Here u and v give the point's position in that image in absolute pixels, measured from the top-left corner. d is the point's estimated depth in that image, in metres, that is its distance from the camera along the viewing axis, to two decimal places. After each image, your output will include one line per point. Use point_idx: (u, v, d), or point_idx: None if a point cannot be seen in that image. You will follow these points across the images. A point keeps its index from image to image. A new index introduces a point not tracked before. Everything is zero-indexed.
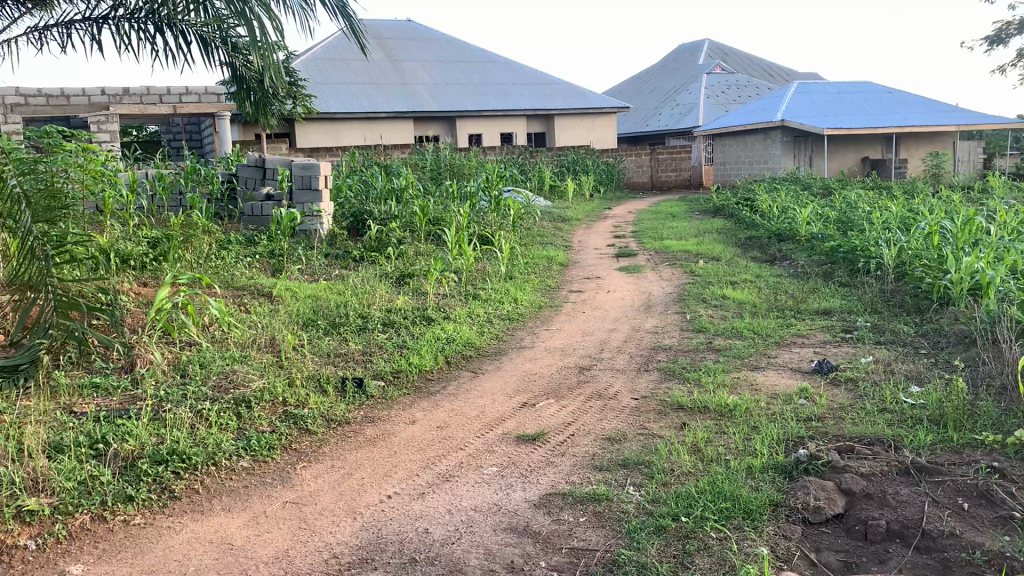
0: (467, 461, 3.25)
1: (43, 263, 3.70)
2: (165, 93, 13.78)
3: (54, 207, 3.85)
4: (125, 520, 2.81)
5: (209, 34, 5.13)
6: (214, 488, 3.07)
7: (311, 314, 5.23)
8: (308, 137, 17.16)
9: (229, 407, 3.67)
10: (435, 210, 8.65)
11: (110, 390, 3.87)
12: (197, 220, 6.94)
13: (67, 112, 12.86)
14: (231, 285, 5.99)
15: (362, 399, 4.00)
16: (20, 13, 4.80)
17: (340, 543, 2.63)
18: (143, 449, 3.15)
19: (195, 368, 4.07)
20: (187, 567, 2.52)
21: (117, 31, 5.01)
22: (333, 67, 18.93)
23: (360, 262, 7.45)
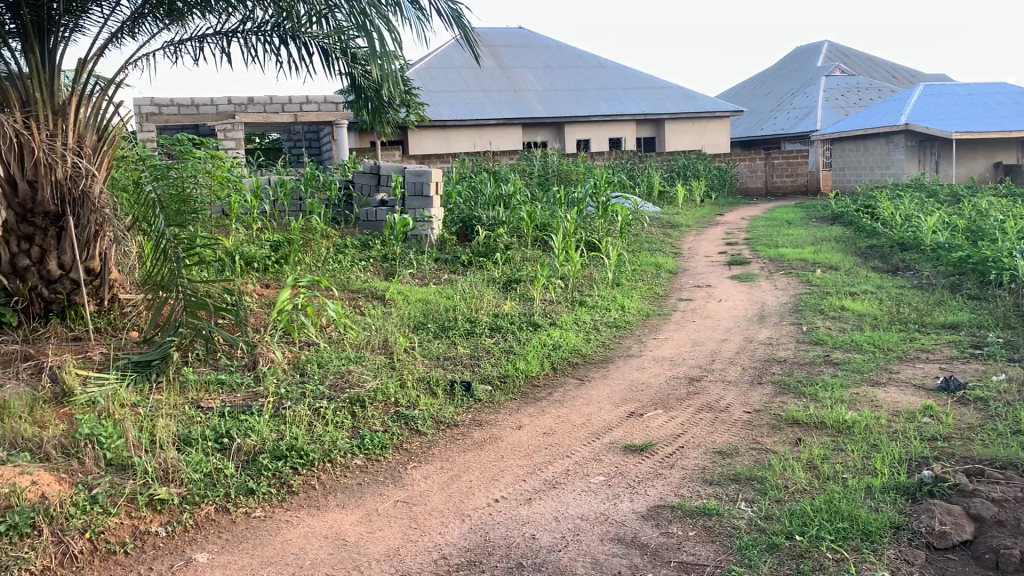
0: (574, 468, 3.25)
1: (174, 264, 3.94)
2: (288, 103, 14.36)
3: (182, 212, 4.12)
4: (246, 512, 2.93)
5: (330, 45, 5.30)
6: (330, 484, 3.17)
7: (422, 317, 5.34)
8: (420, 142, 17.51)
9: (344, 406, 3.79)
10: (543, 216, 8.69)
11: (235, 386, 4.03)
12: (315, 224, 7.22)
13: (196, 121, 13.52)
14: (347, 287, 6.19)
15: (471, 402, 4.06)
16: (158, 28, 5.09)
17: (449, 544, 2.67)
18: (264, 444, 3.30)
19: (313, 368, 4.23)
20: (304, 561, 2.61)
21: (245, 44, 5.25)
22: (445, 76, 19.27)
23: (468, 267, 7.55)
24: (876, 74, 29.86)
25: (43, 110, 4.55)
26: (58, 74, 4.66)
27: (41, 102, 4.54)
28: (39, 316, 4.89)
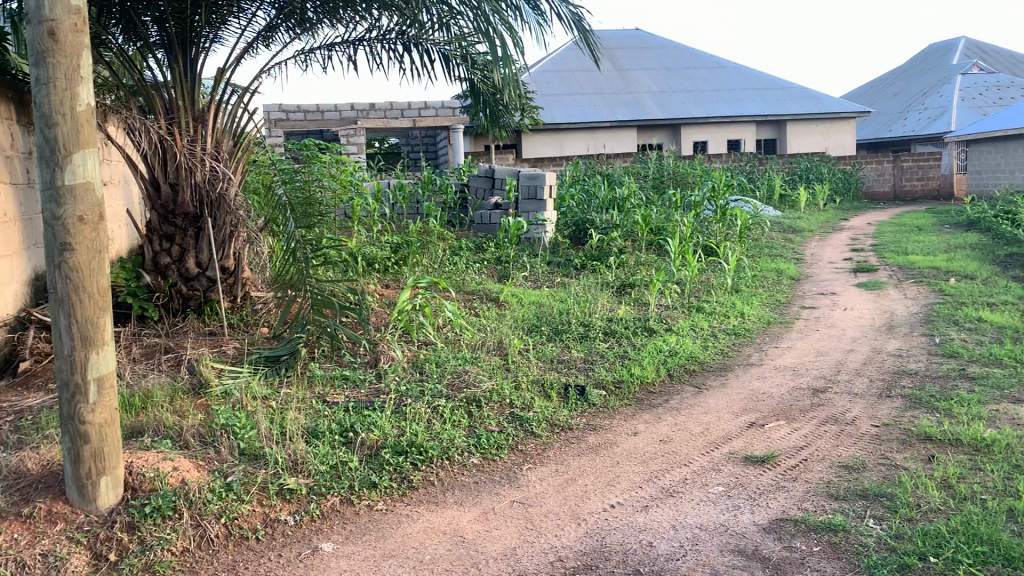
0: (692, 477, 3.20)
1: (303, 265, 4.12)
2: (407, 108, 14.72)
3: (308, 215, 4.30)
4: (369, 505, 3.03)
5: (451, 51, 5.40)
6: (448, 481, 3.23)
7: (536, 320, 5.37)
8: (535, 146, 17.62)
9: (461, 405, 3.86)
10: (658, 220, 8.58)
11: (358, 382, 4.16)
12: (432, 227, 7.38)
13: (321, 127, 14.03)
14: (463, 289, 6.29)
15: (585, 406, 4.06)
16: (290, 37, 5.31)
17: (565, 547, 2.68)
18: (386, 439, 3.40)
19: (432, 367, 4.32)
20: (424, 555, 2.68)
21: (371, 52, 5.41)
22: (561, 79, 19.29)
23: (582, 270, 7.54)
24: (1019, 71, 28.07)
25: (184, 117, 4.84)
26: (198, 83, 4.94)
27: (183, 110, 4.83)
28: (178, 311, 5.20)
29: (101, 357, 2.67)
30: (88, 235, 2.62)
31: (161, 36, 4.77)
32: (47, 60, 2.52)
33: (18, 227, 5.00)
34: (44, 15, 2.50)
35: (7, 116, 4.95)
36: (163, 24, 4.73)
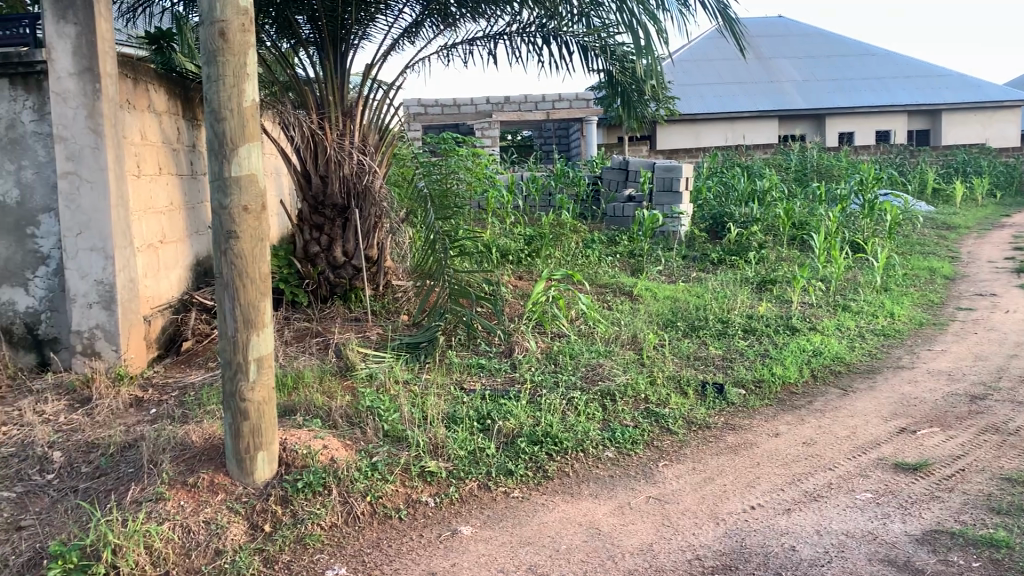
0: (838, 482, 3.08)
1: (440, 255, 4.23)
2: (540, 100, 14.56)
3: (445, 208, 4.40)
4: (506, 492, 3.08)
5: (590, 42, 5.35)
6: (583, 473, 3.24)
7: (671, 316, 5.29)
8: (670, 138, 17.33)
9: (596, 398, 3.86)
10: (801, 214, 8.27)
11: (493, 371, 4.23)
12: (565, 220, 7.40)
13: (457, 120, 14.28)
14: (597, 282, 6.28)
15: (724, 405, 3.97)
16: (435, 33, 5.43)
17: (703, 546, 2.64)
18: (522, 428, 3.45)
19: (566, 359, 4.34)
20: (560, 544, 2.70)
21: (511, 45, 5.47)
22: (699, 69, 18.89)
23: (719, 265, 7.35)
24: None
25: (334, 112, 5.08)
26: (347, 79, 5.16)
27: (333, 105, 5.07)
28: (326, 298, 5.44)
29: (261, 339, 2.84)
30: (252, 224, 2.78)
31: (314, 35, 5.00)
32: (218, 59, 2.69)
33: (182, 215, 5.39)
34: (216, 16, 2.66)
35: (174, 111, 5.33)
36: (316, 24, 4.95)
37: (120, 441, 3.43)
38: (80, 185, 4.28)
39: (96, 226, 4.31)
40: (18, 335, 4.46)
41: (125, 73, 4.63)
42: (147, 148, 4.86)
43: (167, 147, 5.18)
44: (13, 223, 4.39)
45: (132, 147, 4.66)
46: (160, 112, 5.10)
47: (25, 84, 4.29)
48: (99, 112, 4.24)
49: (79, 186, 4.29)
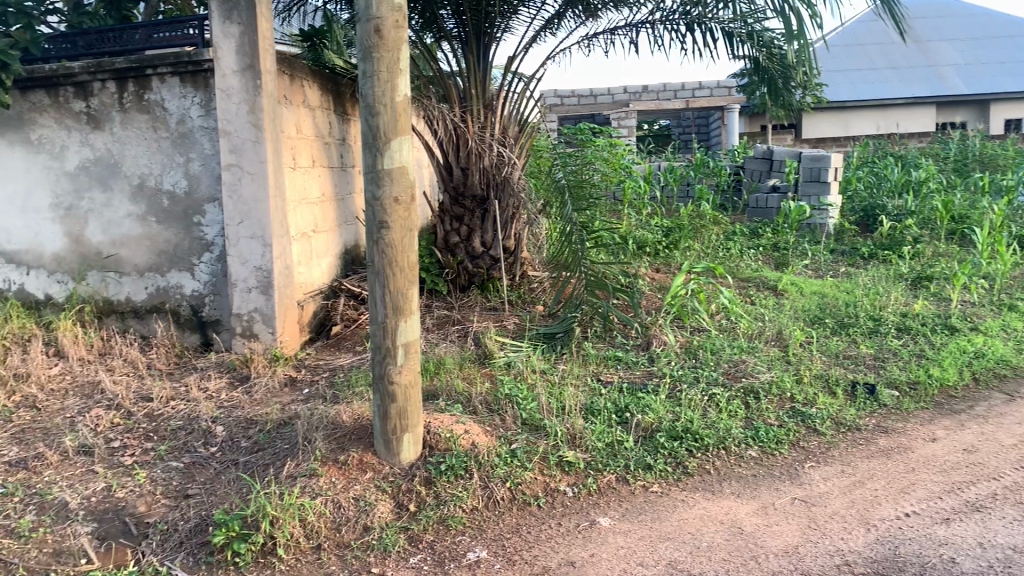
0: (1003, 494, 2.89)
1: (577, 247, 4.25)
2: (680, 89, 14.43)
3: (581, 199, 4.40)
4: (645, 486, 3.06)
5: (735, 29, 5.20)
6: (724, 471, 3.18)
7: (819, 312, 5.09)
8: (816, 126, 16.63)
9: (738, 395, 3.77)
10: (962, 207, 7.76)
11: (631, 364, 4.19)
12: (705, 211, 7.26)
13: (593, 110, 14.26)
14: (739, 276, 6.11)
15: (876, 406, 3.79)
16: (577, 22, 5.42)
17: (853, 551, 2.54)
18: (661, 423, 3.41)
19: (707, 354, 4.25)
20: (701, 542, 2.66)
21: (653, 34, 5.40)
22: (849, 53, 18.02)
23: (870, 260, 7.01)
24: None
25: (476, 105, 5.21)
26: (490, 71, 5.24)
27: (476, 98, 5.20)
28: (465, 287, 5.56)
29: (408, 325, 2.93)
30: (401, 214, 2.87)
31: (459, 29, 5.09)
32: (374, 54, 2.78)
33: (332, 205, 5.63)
34: (373, 13, 2.75)
35: (326, 106, 5.57)
36: (461, 17, 5.03)
37: (276, 418, 3.64)
38: (242, 177, 4.54)
39: (255, 216, 4.56)
40: (185, 316, 4.81)
41: (283, 70, 4.86)
42: (301, 141, 5.10)
43: (320, 141, 5.43)
44: (181, 212, 4.72)
45: (288, 140, 4.89)
46: (313, 107, 5.34)
47: (193, 82, 4.59)
48: (259, 107, 4.47)
49: (241, 177, 4.55)
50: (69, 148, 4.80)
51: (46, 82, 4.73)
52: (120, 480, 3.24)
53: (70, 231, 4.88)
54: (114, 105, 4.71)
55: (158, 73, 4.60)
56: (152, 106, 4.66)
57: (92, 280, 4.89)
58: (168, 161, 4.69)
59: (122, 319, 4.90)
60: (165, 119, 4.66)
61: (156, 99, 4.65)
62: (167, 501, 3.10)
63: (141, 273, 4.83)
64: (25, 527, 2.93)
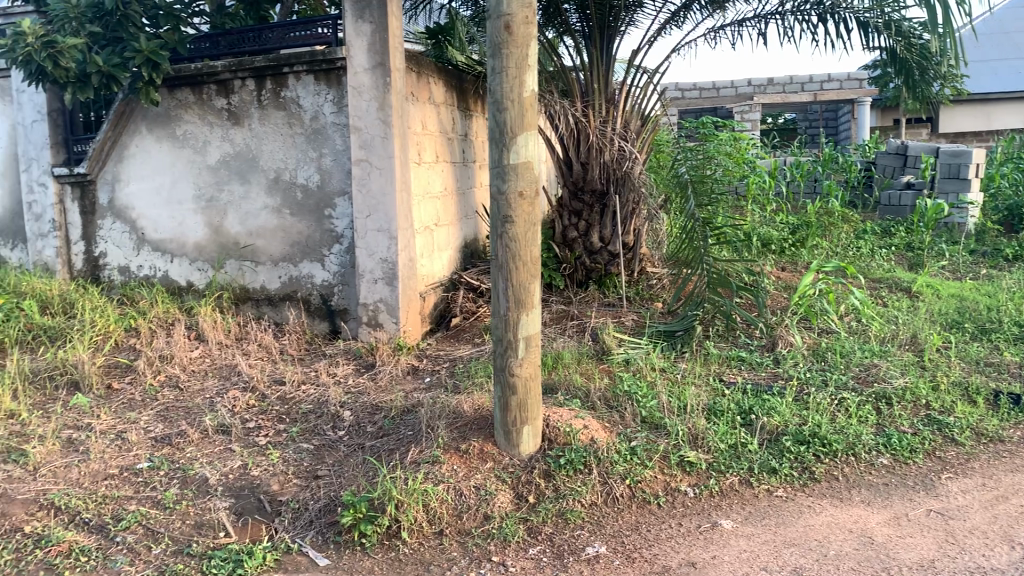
0: None
1: (701, 244, 4.19)
2: (808, 82, 13.94)
3: (703, 194, 4.32)
4: (769, 490, 2.99)
5: (872, 18, 4.96)
6: (853, 478, 3.07)
7: (957, 316, 4.83)
8: (953, 118, 15.63)
9: (869, 401, 3.63)
10: None
11: (755, 365, 4.07)
12: (834, 208, 6.99)
13: (715, 103, 13.96)
14: (869, 277, 5.86)
15: (1021, 417, 3.57)
16: (703, 15, 5.32)
17: (995, 569, 2.41)
18: (787, 426, 3.31)
19: (836, 357, 4.10)
20: (828, 549, 2.58)
21: (783, 25, 5.23)
22: (994, 42, 16.96)
23: (1015, 262, 6.59)
24: None
25: (599, 100, 5.21)
26: (612, 65, 5.22)
27: (598, 92, 5.19)
28: (582, 282, 5.55)
29: (530, 319, 2.96)
30: (526, 209, 2.90)
31: (582, 24, 5.09)
32: (503, 51, 2.82)
33: (454, 199, 5.74)
34: (503, 10, 2.79)
35: (450, 102, 5.68)
36: (585, 12, 5.04)
37: (400, 405, 3.75)
38: (371, 171, 4.68)
39: (382, 209, 4.69)
40: (314, 305, 5.02)
41: (411, 67, 4.99)
42: (427, 136, 5.21)
43: (444, 136, 5.54)
44: (313, 205, 4.91)
45: (414, 135, 5.01)
46: (438, 103, 5.46)
47: (327, 79, 4.76)
48: (388, 103, 4.59)
49: (370, 172, 4.69)
50: (212, 143, 5.09)
51: (193, 80, 5.02)
52: (255, 459, 3.42)
53: (211, 221, 5.17)
54: (253, 102, 4.95)
55: (294, 71, 4.80)
56: (288, 103, 4.87)
57: (230, 269, 5.16)
58: (302, 156, 4.89)
59: (257, 306, 5.16)
60: (300, 115, 4.86)
61: (291, 96, 4.85)
62: (298, 481, 3.25)
63: (275, 263, 5.06)
64: (170, 499, 3.13)
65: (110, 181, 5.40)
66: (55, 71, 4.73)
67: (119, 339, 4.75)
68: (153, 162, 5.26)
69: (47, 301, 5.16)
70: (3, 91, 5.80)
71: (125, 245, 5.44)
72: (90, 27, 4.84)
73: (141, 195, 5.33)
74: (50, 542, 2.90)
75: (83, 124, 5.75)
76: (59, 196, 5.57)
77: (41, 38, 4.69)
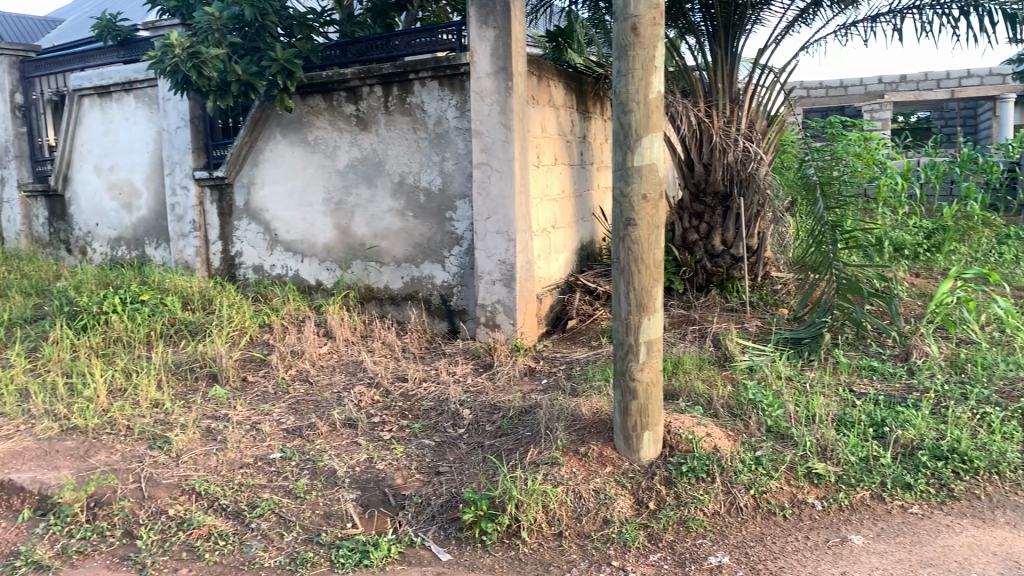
0: None
1: (829, 248, 4.06)
2: (945, 78, 13.22)
3: (832, 197, 4.18)
4: (903, 506, 2.87)
5: (1019, 10, 4.64)
6: (998, 498, 2.90)
7: None
8: None
9: (1014, 417, 3.41)
10: None
11: (887, 375, 3.89)
12: (974, 211, 6.60)
13: (843, 103, 13.45)
14: (1014, 284, 5.51)
15: None
16: (835, 11, 5.14)
17: None
18: (923, 440, 3.15)
19: (977, 368, 3.87)
20: (969, 572, 2.45)
21: (921, 20, 4.99)
22: None
23: None
24: None
25: (722, 100, 5.12)
26: (737, 64, 5.12)
27: (721, 92, 5.10)
28: (703, 286, 5.45)
29: (652, 323, 2.93)
30: (650, 212, 2.87)
31: (706, 23, 5.01)
32: (629, 53, 2.81)
33: (572, 202, 5.75)
34: (630, 12, 2.78)
35: (570, 105, 5.69)
36: (710, 10, 4.95)
37: (519, 406, 3.78)
38: (491, 175, 4.73)
39: (502, 212, 4.73)
40: (435, 305, 5.12)
41: (532, 71, 5.03)
42: (546, 139, 5.24)
43: (563, 139, 5.56)
44: (435, 208, 5.02)
45: (534, 139, 5.05)
46: (558, 106, 5.49)
47: (451, 85, 4.85)
48: (510, 107, 4.63)
49: (490, 176, 4.74)
50: (340, 148, 5.27)
51: (324, 87, 5.22)
52: (380, 453, 3.53)
53: (338, 223, 5.36)
54: (380, 108, 5.10)
55: (419, 77, 4.92)
56: (413, 108, 4.99)
57: (356, 269, 5.34)
58: (425, 160, 5.01)
59: (380, 306, 5.31)
60: (425, 120, 4.97)
61: (417, 101, 4.98)
62: (421, 476, 3.33)
63: (398, 263, 5.20)
64: (301, 489, 3.27)
65: (246, 184, 5.68)
66: (199, 81, 5.01)
67: (253, 335, 4.99)
68: (286, 166, 5.50)
69: (188, 298, 5.46)
70: (150, 100, 6.18)
71: (259, 245, 5.71)
72: (231, 37, 5.08)
73: (274, 198, 5.58)
74: (192, 525, 3.08)
75: (222, 130, 6.00)
76: (199, 199, 5.90)
77: (187, 50, 4.97)
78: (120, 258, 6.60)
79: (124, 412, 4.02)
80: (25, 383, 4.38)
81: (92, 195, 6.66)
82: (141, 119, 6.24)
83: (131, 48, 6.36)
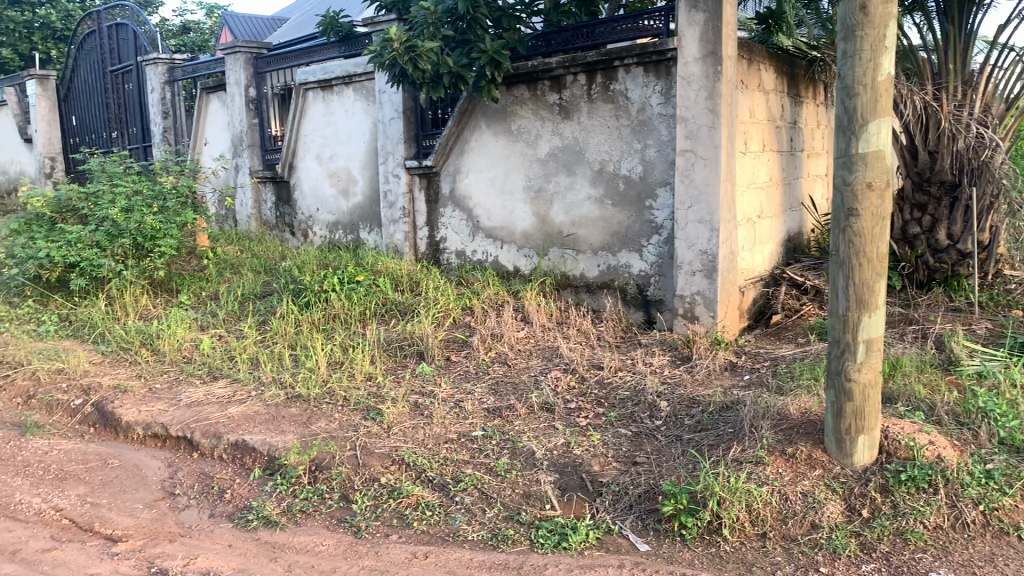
0: None
1: None
2: None
3: None
4: None
5: None
6: None
7: None
8: None
9: None
10: None
11: None
12: None
13: None
14: None
15: None
16: None
17: None
18: None
19: None
20: None
21: None
22: None
23: None
24: None
25: (953, 82, 4.75)
26: (972, 43, 4.72)
27: (952, 74, 4.73)
28: (924, 283, 5.07)
29: (871, 321, 2.76)
30: (874, 202, 2.70)
31: None
32: (856, 34, 2.65)
33: (779, 190, 5.52)
34: None
35: (780, 89, 5.46)
36: None
37: (719, 401, 3.70)
38: (695, 163, 4.63)
39: (705, 201, 4.62)
40: (631, 294, 5.10)
41: (742, 55, 4.86)
42: (754, 125, 5.06)
43: (772, 125, 5.34)
44: (636, 195, 4.98)
45: (742, 125, 4.89)
46: (767, 90, 5.27)
47: (656, 71, 4.78)
48: (718, 92, 4.50)
49: (694, 163, 4.64)
50: (543, 136, 5.36)
51: (529, 77, 5.32)
52: (577, 438, 3.56)
53: (538, 211, 5.45)
54: (583, 96, 5.12)
55: (625, 64, 4.88)
56: (617, 95, 4.97)
57: (554, 256, 5.42)
58: (627, 148, 4.98)
59: (577, 293, 5.36)
60: (628, 107, 4.94)
61: (621, 89, 4.95)
62: (618, 464, 3.33)
63: (595, 251, 5.22)
64: (502, 467, 3.37)
65: (452, 173, 5.92)
66: (415, 73, 5.22)
67: (456, 317, 5.18)
68: (489, 155, 5.66)
69: (397, 279, 5.75)
70: (367, 92, 6.56)
71: (463, 231, 5.94)
72: (444, 30, 5.26)
73: (478, 185, 5.77)
74: (402, 494, 3.26)
75: (432, 121, 6.18)
76: (409, 186, 6.21)
77: (404, 43, 5.19)
78: (337, 241, 7.07)
79: (340, 383, 4.32)
80: (256, 353, 4.80)
81: (314, 182, 7.17)
82: (358, 110, 6.64)
83: (351, 43, 6.75)
